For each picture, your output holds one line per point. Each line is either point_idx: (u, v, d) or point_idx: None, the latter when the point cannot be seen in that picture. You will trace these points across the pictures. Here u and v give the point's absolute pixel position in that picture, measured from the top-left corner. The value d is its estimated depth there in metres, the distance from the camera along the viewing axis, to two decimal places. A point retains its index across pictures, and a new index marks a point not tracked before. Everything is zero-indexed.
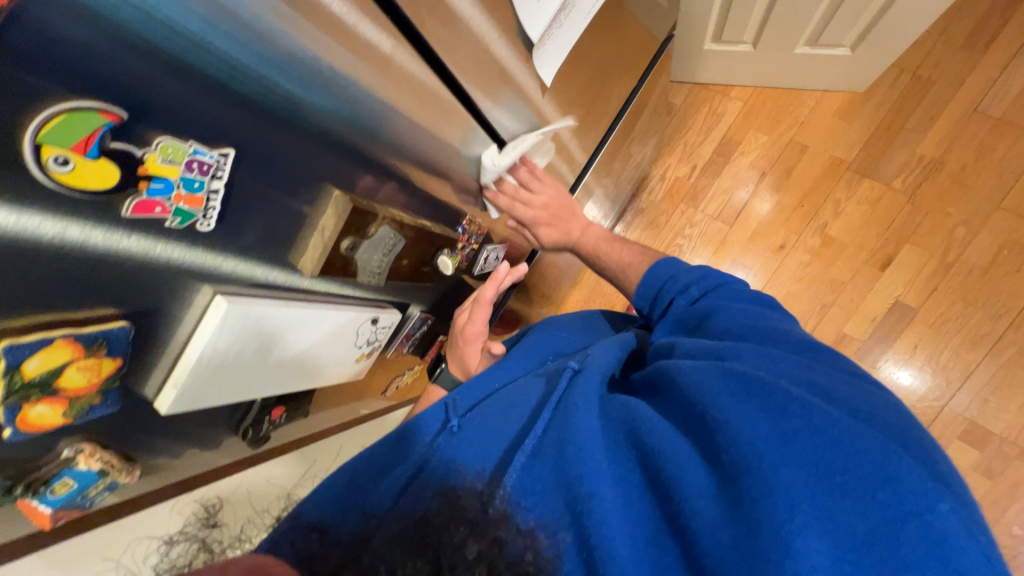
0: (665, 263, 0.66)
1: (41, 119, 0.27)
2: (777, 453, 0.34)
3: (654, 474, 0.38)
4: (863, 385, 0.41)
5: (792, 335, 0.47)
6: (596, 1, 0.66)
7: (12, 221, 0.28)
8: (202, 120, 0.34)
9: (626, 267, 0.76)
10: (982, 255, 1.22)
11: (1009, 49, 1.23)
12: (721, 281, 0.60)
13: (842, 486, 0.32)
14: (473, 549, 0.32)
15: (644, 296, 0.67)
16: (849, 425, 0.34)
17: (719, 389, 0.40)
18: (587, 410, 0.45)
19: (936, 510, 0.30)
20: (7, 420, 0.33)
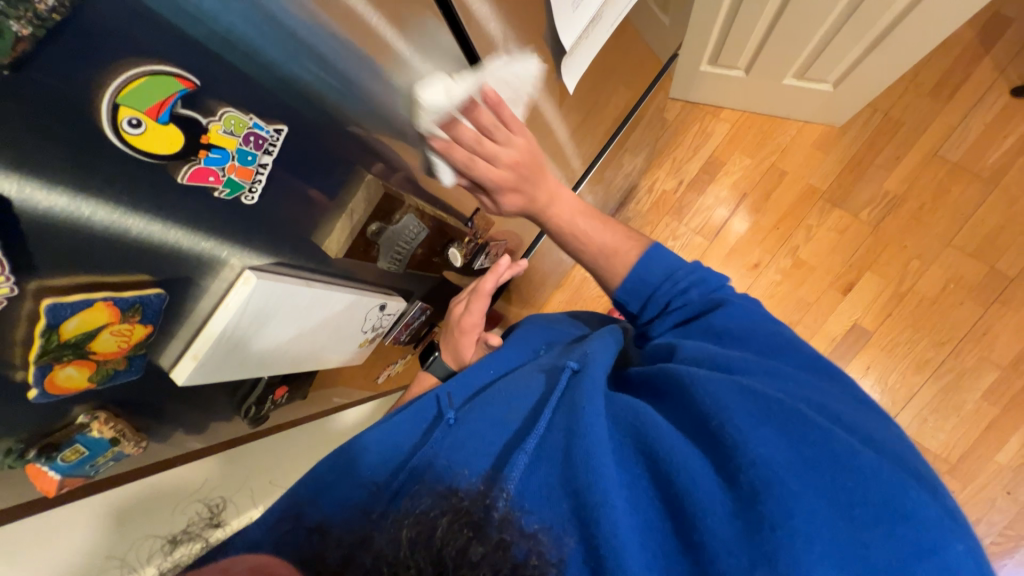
0: (654, 258, 0.63)
1: (123, 81, 0.27)
2: (794, 480, 0.37)
3: (667, 488, 0.41)
4: (868, 410, 0.47)
5: (795, 346, 0.53)
6: (619, 15, 0.68)
7: (70, 205, 0.29)
8: (261, 97, 0.34)
9: (611, 254, 0.67)
10: (931, 287, 1.33)
11: (966, 102, 1.36)
12: (713, 287, 0.60)
13: (860, 517, 0.36)
14: (478, 550, 0.33)
15: (632, 292, 0.64)
16: (866, 459, 0.38)
17: (737, 409, 0.42)
18: (596, 414, 0.46)
19: (954, 550, 0.34)
20: (36, 381, 0.33)
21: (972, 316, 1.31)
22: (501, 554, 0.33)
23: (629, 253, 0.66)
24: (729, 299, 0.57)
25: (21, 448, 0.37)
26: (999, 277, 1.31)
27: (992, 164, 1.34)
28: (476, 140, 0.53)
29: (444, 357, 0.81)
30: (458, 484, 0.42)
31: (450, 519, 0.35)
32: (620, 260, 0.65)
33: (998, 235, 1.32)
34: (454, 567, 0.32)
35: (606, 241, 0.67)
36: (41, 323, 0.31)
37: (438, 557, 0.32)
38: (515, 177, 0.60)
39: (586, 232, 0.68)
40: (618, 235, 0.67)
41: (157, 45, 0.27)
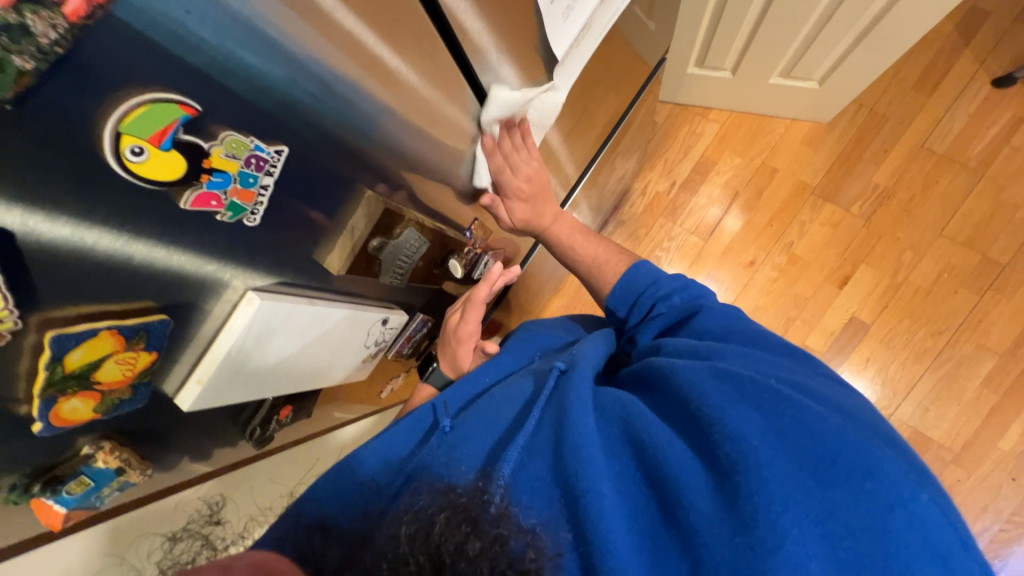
0: (641, 268, 0.66)
1: (124, 109, 0.27)
2: (768, 449, 0.38)
3: (653, 471, 0.41)
4: (839, 386, 0.47)
5: (766, 337, 0.53)
6: (608, 23, 0.69)
7: (75, 237, 0.29)
8: (264, 121, 0.34)
9: (602, 265, 0.74)
10: (926, 277, 1.35)
11: (950, 94, 1.38)
12: (699, 292, 0.61)
13: (835, 479, 0.36)
14: (474, 544, 0.33)
15: (621, 299, 0.66)
16: (833, 422, 0.39)
17: (712, 389, 0.43)
18: (582, 405, 0.47)
19: (917, 500, 0.35)
20: (41, 415, 0.32)
21: (968, 304, 1.32)
22: (497, 547, 0.33)
23: (618, 264, 0.72)
24: (709, 304, 0.58)
25: (25, 484, 0.36)
26: (991, 264, 1.33)
27: (978, 154, 1.36)
28: (508, 156, 0.64)
29: (442, 367, 0.79)
30: (455, 481, 0.42)
31: (448, 516, 0.34)
32: (610, 270, 0.72)
33: (988, 223, 1.34)
34: (452, 564, 0.32)
35: (597, 254, 0.75)
36: (44, 356, 0.30)
37: (437, 554, 0.32)
38: (531, 196, 0.71)
39: (581, 247, 0.76)
40: (611, 249, 0.75)
41: (158, 74, 0.27)
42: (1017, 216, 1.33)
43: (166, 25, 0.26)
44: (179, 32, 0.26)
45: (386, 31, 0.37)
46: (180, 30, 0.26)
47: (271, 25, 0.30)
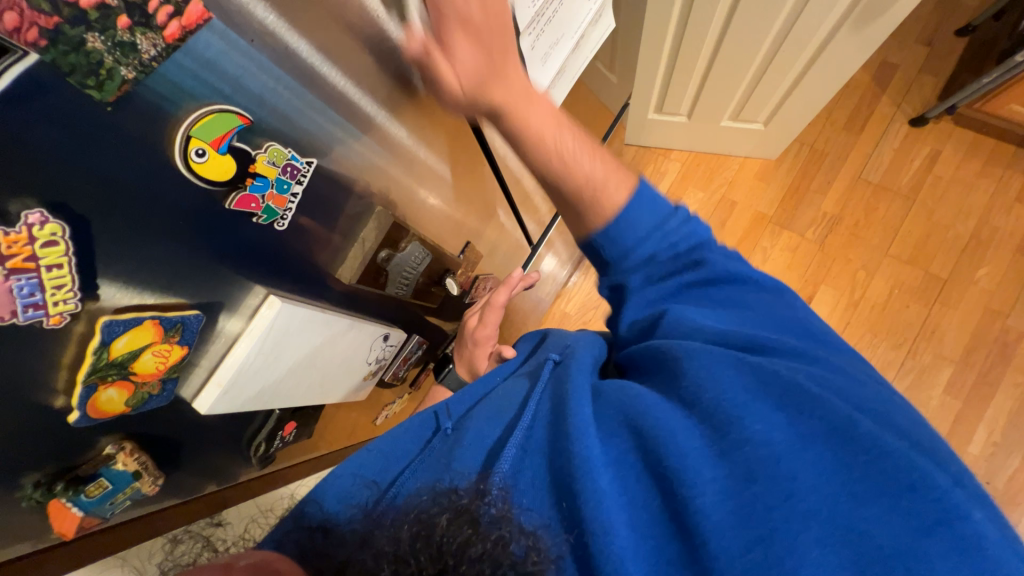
0: (647, 195, 0.50)
1: (193, 117, 0.30)
2: (794, 458, 0.35)
3: (656, 465, 0.38)
4: (870, 382, 0.45)
5: (793, 317, 0.51)
6: (578, 68, 0.79)
7: (139, 238, 0.32)
8: (306, 139, 0.38)
9: (600, 188, 0.51)
10: (880, 294, 1.47)
11: (876, 132, 1.56)
12: (702, 237, 0.52)
13: (860, 491, 0.34)
14: (477, 547, 0.31)
15: (614, 238, 0.50)
16: (868, 429, 0.36)
17: (732, 385, 0.40)
18: (582, 399, 0.44)
19: (970, 518, 0.31)
20: (80, 403, 0.34)
21: (920, 315, 1.45)
22: (500, 549, 0.31)
23: (619, 189, 0.50)
24: (709, 255, 0.51)
25: (49, 483, 0.36)
26: (934, 279, 1.47)
27: (907, 183, 1.53)
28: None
29: (456, 368, 0.86)
30: (456, 485, 0.39)
31: (450, 517, 0.32)
32: (608, 198, 0.50)
33: (925, 243, 1.49)
34: (455, 564, 0.30)
35: (594, 170, 0.51)
36: (93, 342, 0.33)
37: (438, 557, 0.30)
38: (489, 51, 0.46)
39: (567, 153, 0.51)
40: (609, 166, 0.52)
41: (222, 89, 0.31)
42: (949, 236, 1.49)
43: (236, 51, 0.30)
44: (247, 57, 0.31)
45: (376, 82, 0.41)
46: (245, 57, 0.31)
47: (315, 54, 0.35)
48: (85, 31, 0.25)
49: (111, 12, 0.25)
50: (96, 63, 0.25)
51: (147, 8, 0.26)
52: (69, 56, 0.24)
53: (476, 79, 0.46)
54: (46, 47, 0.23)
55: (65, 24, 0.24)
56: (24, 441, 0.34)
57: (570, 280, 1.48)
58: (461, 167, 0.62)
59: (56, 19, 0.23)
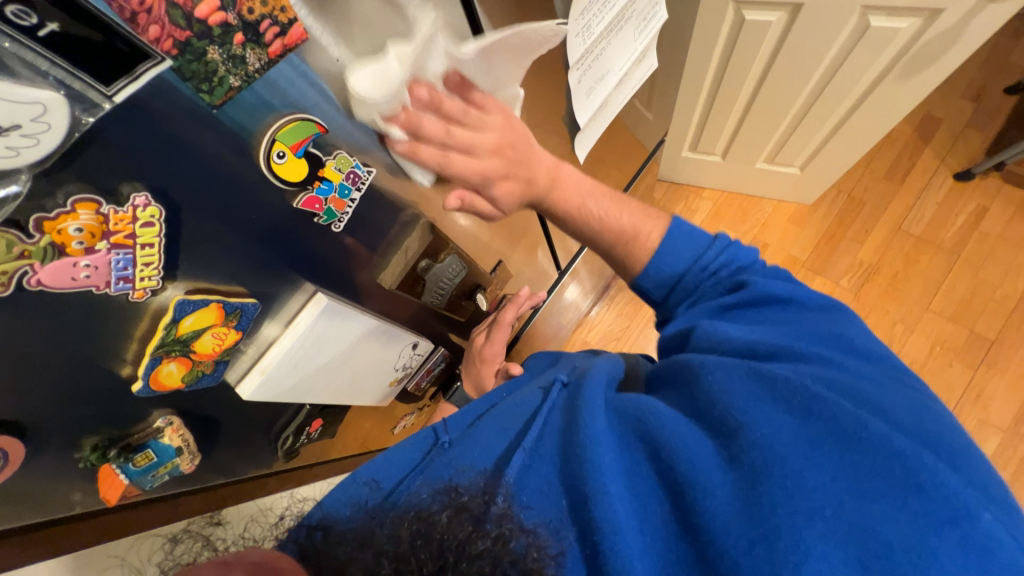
0: (678, 232, 0.55)
1: (279, 124, 0.34)
2: (802, 458, 0.33)
3: (668, 472, 0.36)
4: (906, 386, 0.40)
5: (851, 339, 0.44)
6: (620, 102, 0.82)
7: (218, 228, 0.35)
8: (370, 150, 0.41)
9: (633, 239, 0.57)
10: (919, 350, 1.42)
11: (918, 184, 1.53)
12: (747, 262, 0.52)
13: (873, 492, 0.32)
14: (479, 545, 0.29)
15: (655, 281, 0.55)
16: (879, 429, 0.33)
17: (741, 393, 0.38)
18: (595, 408, 0.42)
19: (979, 519, 0.30)
20: (145, 375, 0.37)
21: (964, 377, 1.38)
22: (500, 547, 0.29)
23: (652, 234, 0.57)
24: (752, 278, 0.50)
25: (103, 447, 0.39)
26: (980, 339, 1.40)
27: (951, 237, 1.48)
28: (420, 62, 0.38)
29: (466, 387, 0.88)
30: (461, 482, 0.38)
31: (451, 512, 0.31)
32: (640, 248, 0.57)
33: (970, 300, 1.43)
34: (454, 562, 0.28)
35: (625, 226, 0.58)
36: (165, 317, 0.35)
37: (438, 550, 0.29)
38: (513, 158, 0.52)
39: (603, 218, 0.59)
40: (640, 216, 0.59)
41: (303, 100, 0.34)
42: (996, 295, 1.43)
43: (317, 70, 0.34)
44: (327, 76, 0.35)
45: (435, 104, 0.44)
46: (322, 73, 0.34)
47: None
48: (208, 45, 0.28)
49: (231, 29, 0.28)
50: (211, 71, 0.29)
51: (258, 28, 0.29)
52: (192, 65, 0.28)
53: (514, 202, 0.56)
54: (175, 56, 0.27)
55: (192, 38, 0.27)
56: (89, 404, 0.36)
57: (594, 310, 1.48)
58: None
59: (188, 33, 0.27)
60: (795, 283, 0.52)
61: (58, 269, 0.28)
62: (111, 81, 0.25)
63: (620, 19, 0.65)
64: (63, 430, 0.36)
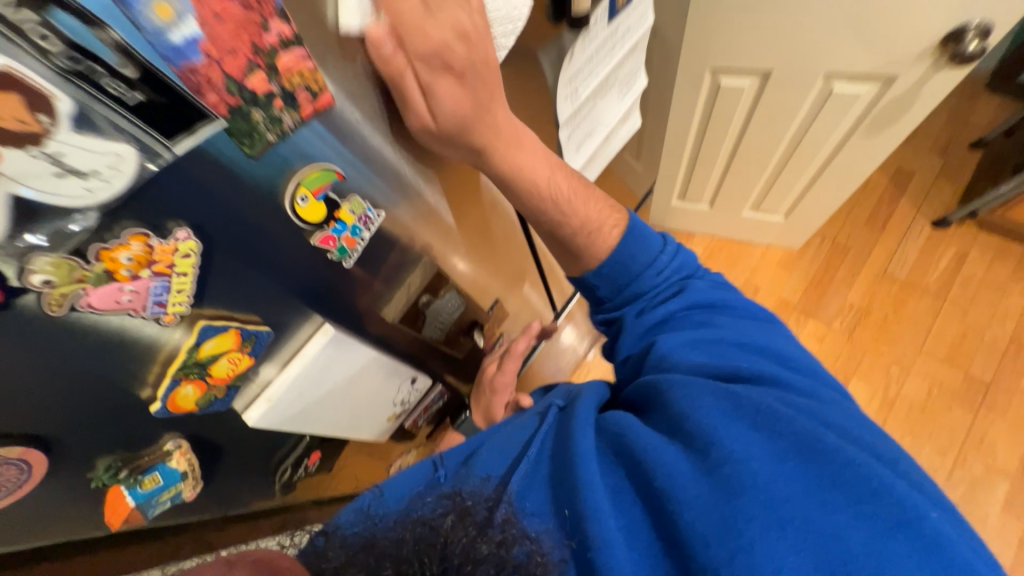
0: (635, 233, 0.56)
1: (303, 172, 0.38)
2: (768, 468, 0.35)
3: (649, 487, 0.38)
4: (847, 408, 0.44)
5: (786, 352, 0.51)
6: (608, 155, 0.89)
7: (245, 266, 0.40)
8: (380, 196, 0.46)
9: (593, 233, 0.55)
10: (918, 393, 1.43)
11: (898, 231, 1.61)
12: (691, 268, 0.57)
13: (834, 498, 0.33)
14: (483, 549, 0.31)
15: (606, 278, 0.56)
16: (833, 441, 0.36)
17: (711, 409, 0.40)
18: (585, 429, 0.45)
19: (928, 518, 0.32)
20: (163, 396, 0.40)
21: (964, 421, 1.39)
22: (503, 551, 0.31)
23: (612, 228, 0.56)
24: (689, 284, 0.56)
25: (117, 467, 0.41)
26: (975, 381, 1.42)
27: (935, 281, 1.54)
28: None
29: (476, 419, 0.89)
30: (469, 488, 0.39)
31: (454, 518, 0.32)
32: (601, 238, 0.55)
33: (961, 343, 1.47)
34: (457, 564, 0.29)
35: (588, 215, 0.55)
36: (189, 341, 0.39)
37: (443, 556, 0.30)
38: (468, 85, 0.44)
39: (567, 199, 0.55)
40: (604, 208, 0.57)
41: (328, 153, 0.39)
42: (986, 337, 1.46)
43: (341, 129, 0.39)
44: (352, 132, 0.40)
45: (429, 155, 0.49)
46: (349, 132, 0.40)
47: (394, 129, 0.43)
48: (253, 108, 0.32)
49: (273, 96, 0.33)
50: (253, 129, 0.33)
51: (295, 97, 0.34)
52: (238, 124, 0.32)
53: (457, 120, 0.44)
54: (227, 116, 0.32)
55: (242, 104, 0.32)
56: (108, 426, 0.39)
57: (591, 352, 1.50)
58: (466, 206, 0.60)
59: (238, 100, 0.32)
60: (736, 294, 0.57)
61: (106, 294, 0.32)
62: (174, 135, 0.29)
63: (605, 84, 0.74)
64: (79, 449, 0.38)
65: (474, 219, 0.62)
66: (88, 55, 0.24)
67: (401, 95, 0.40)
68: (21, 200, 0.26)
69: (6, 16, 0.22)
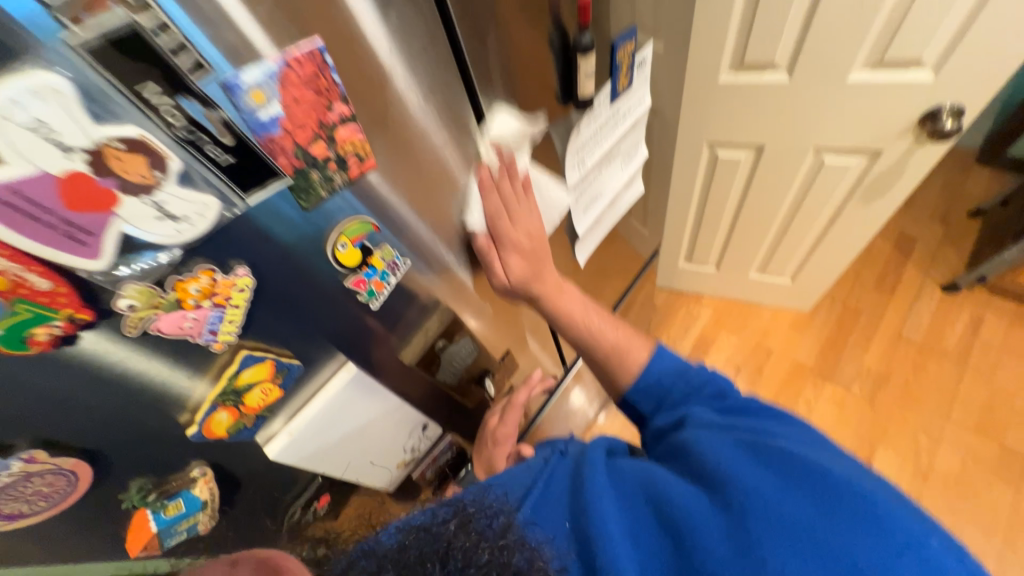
0: (664, 354, 0.64)
1: (345, 222, 0.44)
2: (779, 497, 0.37)
3: (667, 520, 0.40)
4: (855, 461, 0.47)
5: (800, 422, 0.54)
6: (614, 217, 0.97)
7: (286, 304, 0.44)
8: (407, 245, 0.52)
9: (621, 356, 0.66)
10: (952, 466, 1.36)
11: (908, 296, 1.62)
12: (713, 372, 0.63)
13: (841, 522, 0.35)
14: (484, 556, 0.31)
15: (644, 393, 0.63)
16: (839, 473, 0.39)
17: (725, 453, 0.44)
18: (600, 467, 0.47)
19: (931, 544, 0.34)
20: (201, 421, 0.43)
21: (1008, 497, 1.30)
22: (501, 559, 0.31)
23: (642, 351, 0.66)
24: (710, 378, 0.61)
25: (147, 490, 0.43)
26: (1012, 453, 1.36)
27: (953, 346, 1.53)
28: (503, 205, 0.58)
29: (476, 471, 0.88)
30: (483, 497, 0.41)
31: (459, 526, 0.34)
32: (632, 359, 0.65)
33: (990, 412, 1.42)
34: (459, 567, 0.30)
35: (617, 339, 0.67)
36: (230, 369, 0.43)
37: (444, 556, 0.31)
38: (530, 254, 0.63)
39: (598, 330, 0.68)
40: (630, 335, 0.68)
41: (366, 206, 0.45)
42: (1016, 406, 1.41)
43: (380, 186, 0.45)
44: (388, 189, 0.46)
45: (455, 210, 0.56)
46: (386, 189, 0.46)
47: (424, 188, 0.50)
48: (312, 170, 0.39)
49: (329, 160, 0.39)
50: (309, 186, 0.39)
51: (346, 161, 0.40)
52: (298, 182, 0.39)
53: (521, 277, 0.63)
54: (291, 175, 0.38)
55: (304, 166, 0.38)
56: (147, 449, 0.41)
57: (603, 412, 1.48)
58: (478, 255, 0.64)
59: (302, 163, 0.38)
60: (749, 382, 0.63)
61: (172, 319, 0.36)
62: (249, 188, 0.36)
63: (608, 156, 0.83)
64: (118, 468, 0.40)
65: None
66: (199, 128, 0.31)
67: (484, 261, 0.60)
68: (126, 236, 0.31)
69: (150, 99, 0.29)
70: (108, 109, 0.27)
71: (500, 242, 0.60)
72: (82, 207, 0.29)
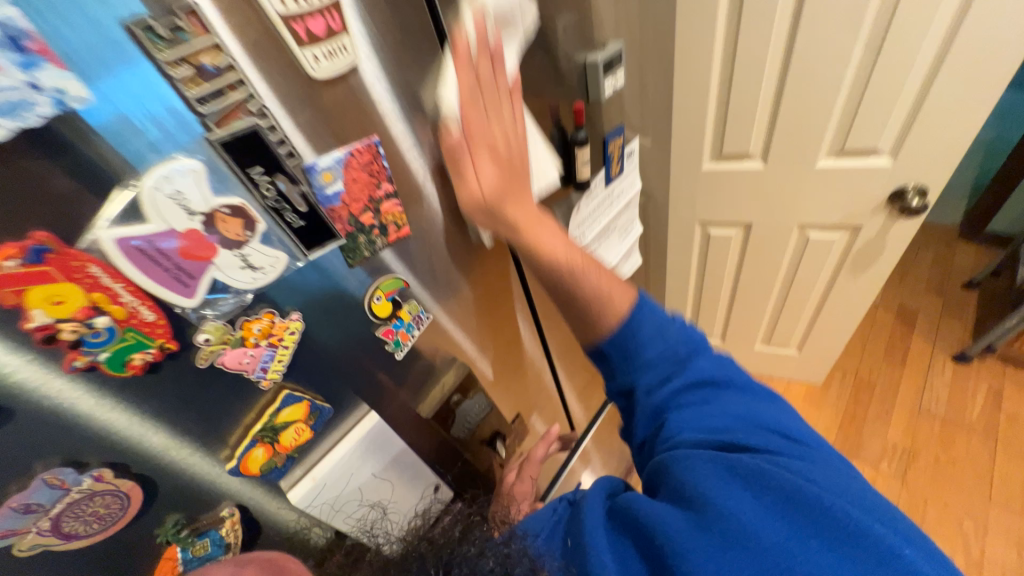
0: (646, 307, 0.59)
1: (382, 279, 0.52)
2: (762, 526, 0.42)
3: (663, 556, 0.44)
4: (830, 465, 0.50)
5: (779, 419, 0.55)
6: None
7: (325, 351, 0.50)
8: (430, 301, 0.59)
9: (606, 304, 0.58)
10: (1006, 555, 1.27)
11: (920, 367, 1.63)
12: (695, 343, 0.60)
13: (819, 546, 0.40)
14: None
15: (618, 347, 0.58)
16: (813, 492, 0.43)
17: (709, 477, 0.46)
18: (598, 519, 0.52)
19: (901, 556, 0.39)
20: (239, 456, 0.47)
21: None
22: None
23: (624, 297, 0.59)
24: (690, 358, 0.59)
25: (181, 525, 0.45)
26: None
27: (977, 419, 1.49)
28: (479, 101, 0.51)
29: None
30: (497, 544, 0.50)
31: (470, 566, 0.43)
32: (612, 307, 0.58)
33: None
34: None
35: (600, 283, 0.59)
36: (272, 407, 0.47)
37: None
38: (507, 166, 0.54)
39: (580, 266, 0.58)
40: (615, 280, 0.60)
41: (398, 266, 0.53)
42: None
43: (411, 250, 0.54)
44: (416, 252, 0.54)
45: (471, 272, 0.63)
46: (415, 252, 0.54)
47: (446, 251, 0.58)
48: (359, 235, 0.47)
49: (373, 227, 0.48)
50: (356, 248, 0.48)
51: (387, 228, 0.49)
52: (348, 245, 0.47)
53: (495, 188, 0.54)
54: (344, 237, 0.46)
55: (354, 231, 0.47)
56: (187, 482, 0.44)
57: None
58: (492, 313, 0.70)
59: (352, 229, 0.46)
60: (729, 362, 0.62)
61: (235, 354, 0.42)
62: (312, 248, 0.44)
63: (606, 230, 0.94)
64: (162, 500, 0.43)
65: (501, 329, 0.73)
66: (285, 200, 0.41)
67: (456, 164, 0.51)
68: (216, 281, 0.39)
69: (255, 178, 0.38)
70: (224, 184, 0.37)
71: (474, 140, 0.51)
72: (192, 256, 0.37)
